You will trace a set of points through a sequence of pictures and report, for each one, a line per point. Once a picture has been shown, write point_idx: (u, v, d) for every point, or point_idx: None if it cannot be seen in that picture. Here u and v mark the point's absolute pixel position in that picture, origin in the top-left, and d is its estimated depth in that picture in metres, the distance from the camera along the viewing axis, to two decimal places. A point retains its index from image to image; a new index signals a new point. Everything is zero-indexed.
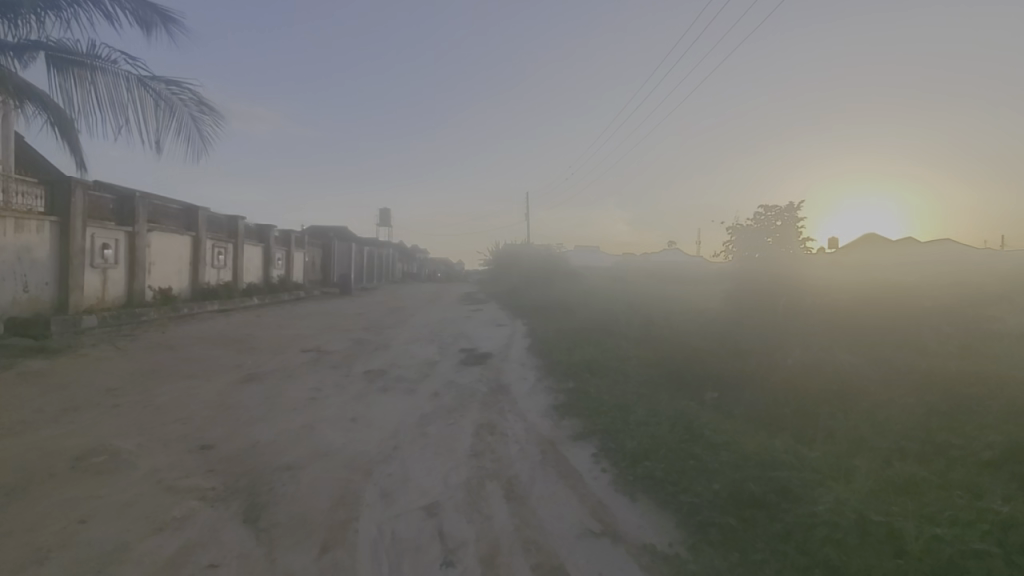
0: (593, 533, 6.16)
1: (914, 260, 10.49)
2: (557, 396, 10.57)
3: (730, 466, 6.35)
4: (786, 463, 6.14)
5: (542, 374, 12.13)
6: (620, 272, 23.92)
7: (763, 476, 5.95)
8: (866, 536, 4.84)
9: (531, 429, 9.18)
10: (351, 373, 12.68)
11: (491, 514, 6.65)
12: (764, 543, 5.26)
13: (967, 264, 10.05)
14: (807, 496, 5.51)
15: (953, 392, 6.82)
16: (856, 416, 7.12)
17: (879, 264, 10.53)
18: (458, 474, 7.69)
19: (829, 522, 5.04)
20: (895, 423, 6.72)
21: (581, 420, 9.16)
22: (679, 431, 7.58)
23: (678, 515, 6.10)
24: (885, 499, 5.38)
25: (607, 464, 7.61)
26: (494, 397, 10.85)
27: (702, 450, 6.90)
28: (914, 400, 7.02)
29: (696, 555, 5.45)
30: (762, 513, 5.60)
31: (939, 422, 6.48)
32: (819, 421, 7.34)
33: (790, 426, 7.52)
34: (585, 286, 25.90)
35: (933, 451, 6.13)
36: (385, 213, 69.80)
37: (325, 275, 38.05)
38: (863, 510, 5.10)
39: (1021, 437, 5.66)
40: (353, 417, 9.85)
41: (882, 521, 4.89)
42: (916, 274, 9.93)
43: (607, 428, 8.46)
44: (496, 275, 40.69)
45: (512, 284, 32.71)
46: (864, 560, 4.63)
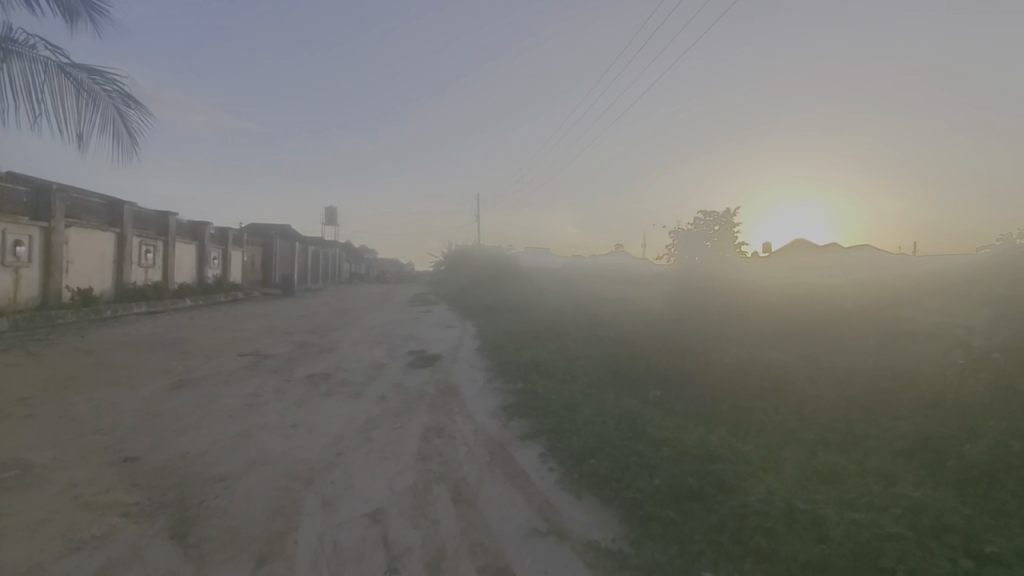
0: (539, 532, 6.21)
1: (838, 262, 11.27)
2: (507, 396, 10.58)
3: (670, 461, 6.55)
4: (721, 457, 6.42)
5: (491, 376, 12.11)
6: (569, 273, 24.28)
7: (701, 470, 6.18)
8: (793, 524, 5.14)
9: (480, 431, 9.16)
10: (292, 377, 12.17)
11: (437, 517, 6.58)
12: (701, 534, 5.48)
13: (883, 267, 10.90)
14: (740, 487, 5.79)
15: (872, 386, 7.37)
16: (785, 411, 7.60)
17: (806, 267, 11.26)
18: (404, 478, 7.55)
19: (760, 512, 5.33)
20: (819, 417, 7.20)
21: (529, 420, 9.22)
22: (624, 428, 7.76)
23: (621, 511, 6.24)
24: (810, 487, 5.74)
25: (553, 464, 7.70)
26: (443, 399, 10.75)
27: (644, 447, 7.09)
28: (836, 394, 7.56)
29: (637, 549, 5.63)
30: (699, 505, 5.82)
31: (858, 414, 7.03)
32: (751, 416, 7.76)
33: (725, 422, 7.92)
34: (535, 287, 26.09)
35: (853, 442, 6.62)
36: (331, 211, 67.70)
37: (265, 275, 36.40)
38: (791, 499, 5.41)
39: (929, 426, 6.20)
40: (294, 423, 9.46)
41: (807, 509, 5.20)
42: (839, 277, 10.68)
43: (554, 428, 8.54)
44: (447, 276, 40.36)
45: (463, 285, 32.49)
46: (790, 546, 4.93)
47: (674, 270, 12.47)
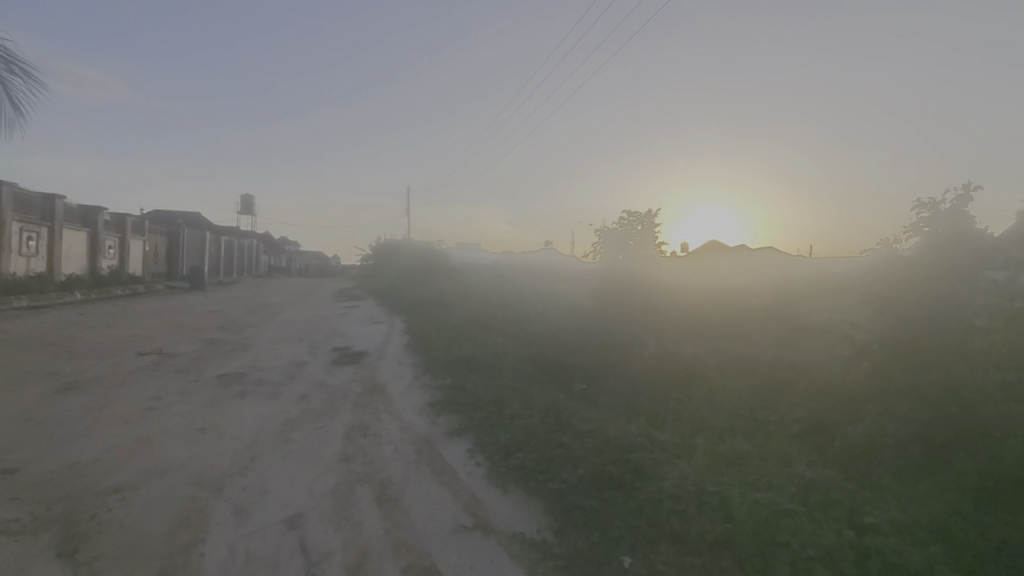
0: (465, 527, 6.21)
1: (745, 264, 12.24)
2: (435, 393, 10.45)
3: (592, 451, 6.75)
4: (639, 446, 6.73)
5: (418, 372, 11.91)
6: (499, 269, 24.41)
7: (621, 458, 6.45)
8: (702, 505, 5.49)
9: (406, 429, 8.98)
10: (201, 378, 11.26)
11: (360, 519, 6.40)
12: (620, 520, 5.72)
13: (781, 266, 12.04)
14: (657, 474, 6.13)
15: (773, 376, 8.08)
16: (697, 400, 8.15)
17: (717, 264, 12.12)
18: (324, 481, 7.25)
19: (674, 495, 5.66)
20: (727, 405, 7.79)
21: (457, 416, 9.16)
22: (549, 421, 7.92)
23: (546, 502, 6.37)
24: (717, 471, 6.18)
25: (481, 458, 7.71)
26: (368, 398, 10.42)
27: (569, 438, 7.26)
28: (742, 383, 8.24)
29: (561, 539, 5.79)
30: (619, 493, 6.07)
31: (760, 401, 7.71)
32: (668, 406, 8.22)
33: (644, 411, 8.34)
34: (465, 282, 25.94)
35: (755, 428, 7.22)
36: (246, 199, 63.17)
37: (170, 267, 33.35)
38: (701, 482, 5.79)
39: (819, 411, 6.90)
40: (202, 427, 8.79)
41: (715, 491, 5.58)
42: (745, 277, 11.67)
43: (482, 423, 8.56)
44: (374, 270, 39.15)
45: (391, 280, 31.67)
46: (700, 526, 5.28)
47: (598, 265, 12.90)
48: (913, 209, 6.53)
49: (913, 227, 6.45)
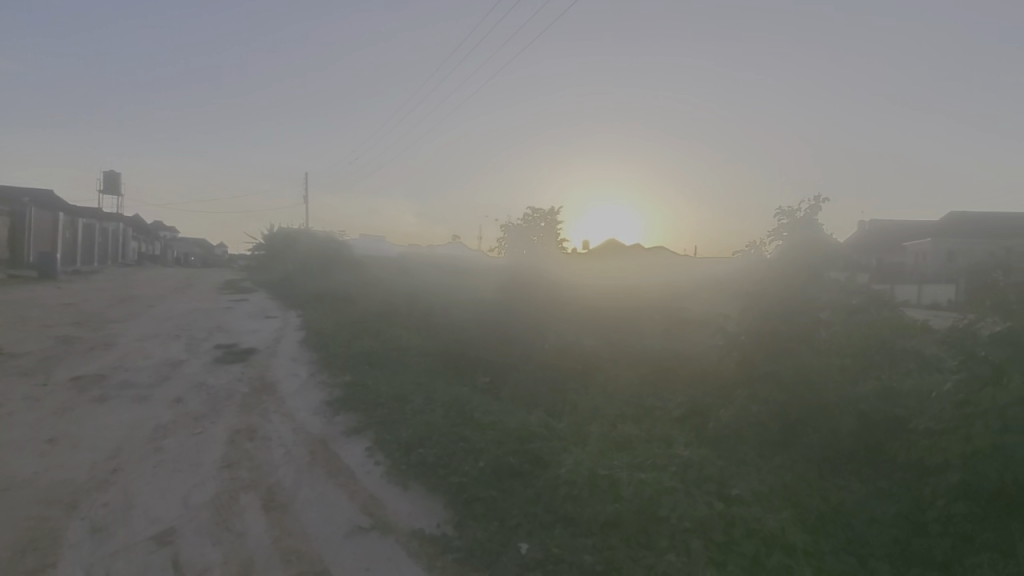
0: (361, 529, 6.02)
1: (640, 264, 13.11)
2: (333, 390, 9.96)
3: (493, 442, 6.86)
4: (539, 435, 6.96)
5: (315, 369, 11.28)
6: (405, 262, 23.81)
7: (520, 448, 6.63)
8: (594, 487, 5.80)
9: (300, 430, 8.47)
10: (50, 381, 9.76)
11: (243, 529, 5.96)
12: (519, 507, 5.88)
13: (671, 266, 13.04)
14: (554, 461, 6.39)
15: (660, 366, 8.78)
16: (594, 390, 8.63)
17: (613, 262, 12.85)
18: (203, 490, 6.65)
19: (568, 481, 5.93)
20: (620, 394, 8.34)
21: (356, 414, 8.82)
22: (452, 415, 7.91)
23: (446, 496, 6.36)
24: (609, 455, 6.56)
25: (380, 456, 7.48)
26: (257, 398, 9.68)
27: (471, 431, 7.31)
28: (633, 373, 8.87)
29: (461, 531, 5.82)
30: (518, 482, 6.24)
31: (648, 389, 8.36)
32: (566, 396, 8.61)
33: (544, 401, 8.64)
34: (368, 274, 24.92)
35: (644, 414, 7.81)
36: (112, 176, 55.47)
37: (10, 252, 28.39)
38: (593, 467, 6.12)
39: (698, 397, 7.66)
40: (51, 437, 7.65)
41: (605, 474, 5.92)
42: (639, 276, 12.52)
43: (382, 420, 8.31)
44: (268, 261, 36.34)
45: (287, 271, 29.59)
46: (592, 508, 5.58)
47: (503, 260, 13.11)
48: (775, 217, 7.35)
49: (775, 232, 7.26)
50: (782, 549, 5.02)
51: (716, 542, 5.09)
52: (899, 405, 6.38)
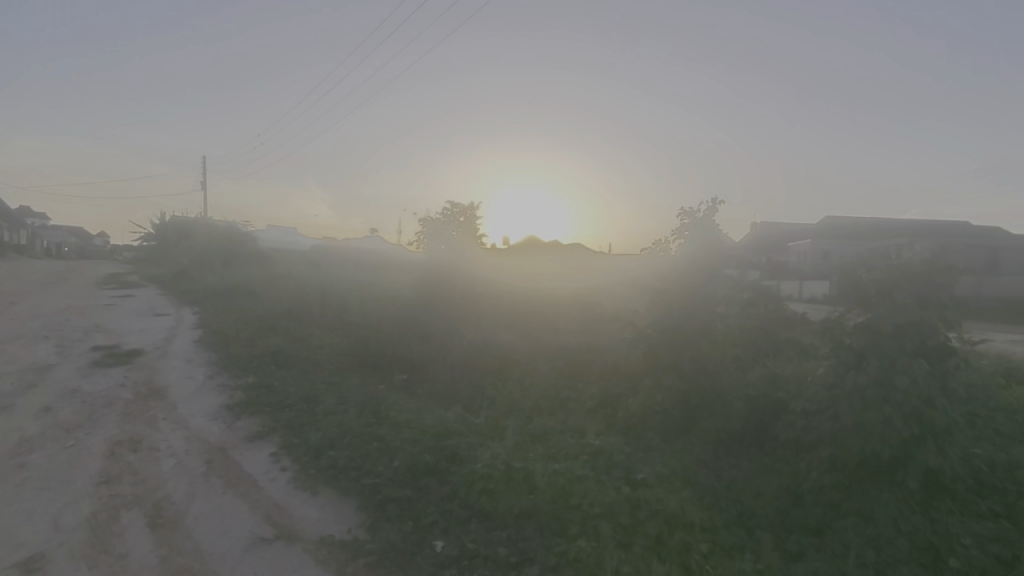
0: (264, 540, 5.65)
1: (558, 263, 13.48)
2: (234, 393, 9.24)
3: (409, 441, 6.74)
4: (456, 431, 6.92)
5: (213, 371, 10.40)
6: (318, 257, 22.66)
7: (437, 446, 6.56)
8: (510, 480, 5.87)
9: (195, 437, 7.77)
10: None
11: (125, 551, 5.37)
12: (434, 506, 5.82)
13: (586, 264, 13.53)
14: (470, 456, 6.39)
15: (573, 361, 9.10)
16: (510, 384, 8.75)
17: (532, 260, 13.13)
18: (76, 510, 5.91)
19: (485, 475, 5.96)
20: (536, 387, 8.53)
21: (260, 418, 8.25)
22: (366, 415, 7.65)
23: (359, 498, 6.14)
24: (524, 448, 6.69)
25: (286, 461, 7.07)
26: (143, 405, 8.75)
27: (386, 431, 7.13)
28: (548, 367, 9.11)
29: (373, 534, 5.64)
30: (434, 479, 6.17)
31: (562, 382, 8.63)
32: (483, 391, 8.65)
33: (461, 398, 8.62)
34: (276, 269, 23.42)
35: (558, 405, 8.05)
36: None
37: None
38: (509, 460, 6.20)
39: (609, 388, 8.03)
40: None
41: (521, 467, 6.02)
42: (556, 274, 12.88)
43: (289, 423, 7.85)
44: (159, 253, 32.91)
45: (182, 264, 26.97)
46: (508, 501, 5.63)
47: (421, 254, 12.86)
48: (677, 217, 7.83)
49: (678, 232, 7.73)
50: (681, 527, 5.37)
51: (624, 523, 5.34)
52: (781, 389, 7.11)
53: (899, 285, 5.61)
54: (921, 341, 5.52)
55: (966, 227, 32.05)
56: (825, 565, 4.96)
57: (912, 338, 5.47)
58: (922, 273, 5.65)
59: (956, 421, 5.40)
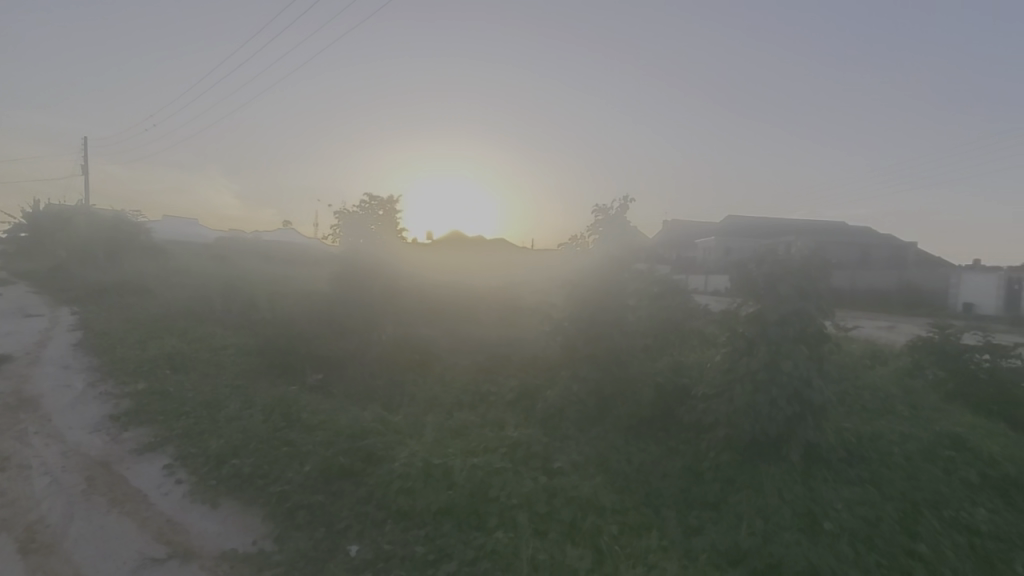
0: (156, 560, 5.16)
1: (480, 259, 13.48)
2: (121, 401, 8.34)
3: (322, 445, 6.44)
4: (372, 430, 6.72)
5: (95, 377, 9.31)
6: (223, 251, 20.98)
7: (352, 447, 6.33)
8: (428, 478, 5.79)
9: (73, 452, 6.93)
10: None
11: None
12: (348, 509, 5.61)
13: (509, 259, 13.64)
14: (387, 456, 6.23)
15: (494, 355, 9.15)
16: (431, 380, 8.64)
17: (454, 256, 13.03)
18: None
19: (402, 474, 5.83)
20: (456, 383, 8.48)
21: (153, 427, 7.51)
22: (275, 419, 7.21)
23: (266, 507, 5.78)
24: (443, 444, 6.63)
25: (183, 473, 6.50)
26: (7, 418, 7.65)
27: (297, 435, 6.77)
28: (469, 362, 9.10)
29: (282, 544, 5.33)
30: (349, 482, 5.96)
31: (483, 376, 8.65)
32: (403, 389, 8.46)
33: (379, 396, 8.37)
34: (174, 264, 21.39)
35: (479, 400, 8.06)
36: None
37: None
38: (427, 457, 6.11)
39: (528, 381, 8.17)
40: None
41: (439, 463, 5.95)
42: (478, 269, 12.87)
43: (187, 431, 7.21)
44: (27, 246, 28.83)
45: (57, 259, 23.82)
46: (426, 498, 5.55)
47: (337, 248, 12.30)
48: (592, 214, 8.06)
49: (593, 228, 7.96)
50: (594, 511, 5.57)
51: (541, 512, 5.46)
52: (685, 376, 7.61)
53: (784, 278, 6.16)
54: (802, 328, 6.10)
55: (843, 228, 36.04)
56: (720, 535, 5.32)
57: (794, 325, 6.04)
58: (803, 267, 6.22)
59: (829, 398, 6.07)
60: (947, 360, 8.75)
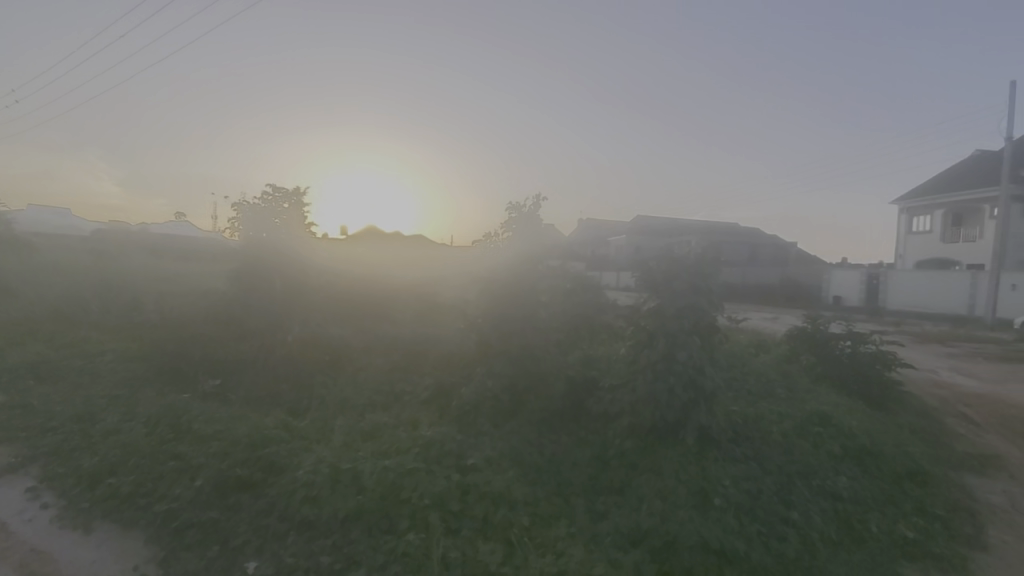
0: None
1: (396, 253, 13.11)
2: None
3: (217, 456, 5.97)
4: (274, 438, 6.33)
5: None
6: (102, 245, 18.71)
7: (252, 457, 5.93)
8: (336, 483, 5.58)
9: None
10: None
11: None
12: (247, 524, 5.25)
13: (427, 255, 13.39)
14: (291, 464, 5.90)
15: (409, 353, 8.96)
16: (341, 381, 8.28)
17: (368, 252, 12.58)
18: None
19: (306, 482, 5.56)
20: (369, 383, 8.21)
21: (10, 447, 6.56)
22: (162, 431, 6.57)
23: (149, 528, 5.26)
24: (353, 447, 6.40)
25: (48, 498, 5.74)
26: None
27: (188, 447, 6.22)
28: (383, 360, 8.84)
29: (169, 567, 4.88)
30: (247, 495, 5.57)
31: (398, 376, 8.44)
32: (311, 392, 8.04)
33: (285, 401, 7.91)
34: (38, 259, 18.73)
35: (392, 400, 7.87)
36: None
37: None
38: (335, 462, 5.86)
39: (443, 378, 8.11)
40: None
41: (348, 468, 5.74)
42: (394, 264, 12.51)
43: (53, 450, 6.38)
44: None
45: None
46: (333, 505, 5.33)
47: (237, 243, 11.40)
48: (507, 210, 8.11)
49: (507, 225, 8.02)
50: (507, 504, 5.66)
51: (453, 510, 5.44)
52: (594, 369, 7.93)
53: (680, 273, 6.60)
54: (697, 320, 6.58)
55: (738, 228, 39.41)
56: (623, 518, 5.62)
57: (689, 318, 6.50)
58: (697, 263, 6.68)
59: (719, 385, 6.62)
60: (818, 347, 9.87)
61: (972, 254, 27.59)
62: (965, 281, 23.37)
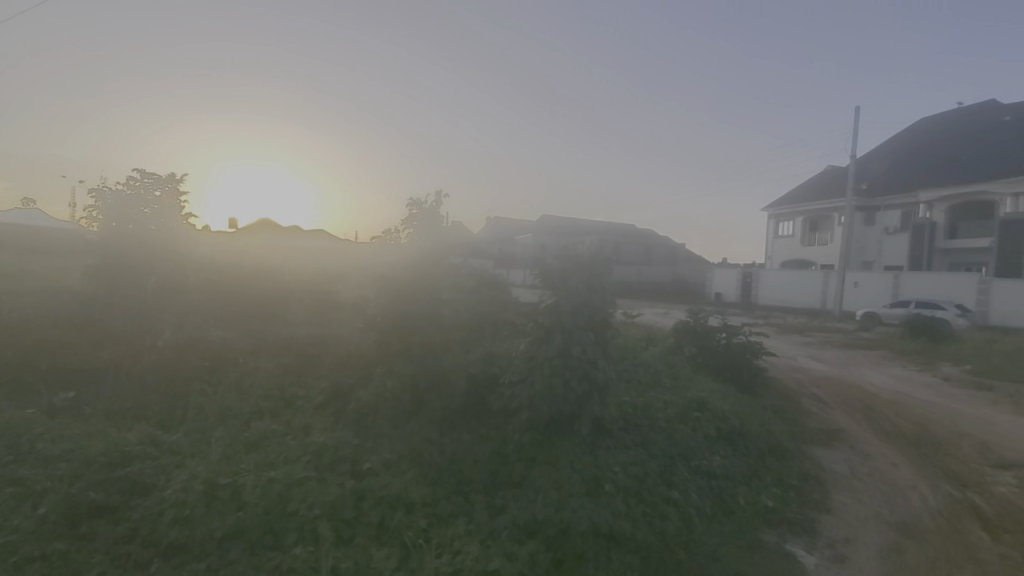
0: None
1: (290, 246, 12.21)
2: None
3: (66, 480, 5.22)
4: (139, 454, 5.66)
5: None
6: None
7: (110, 478, 5.25)
8: (212, 501, 5.11)
9: None
10: None
11: None
12: (102, 553, 4.64)
13: (325, 249, 12.60)
14: (158, 483, 5.31)
15: (304, 355, 8.42)
16: (223, 388, 7.58)
17: (259, 247, 11.63)
18: None
19: (177, 502, 5.03)
20: (256, 387, 7.61)
21: None
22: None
23: None
24: (235, 460, 5.92)
25: None
26: None
27: (27, 471, 5.36)
28: (274, 363, 8.22)
29: None
30: (103, 522, 4.93)
31: (289, 380, 7.90)
32: (187, 402, 7.28)
33: (155, 412, 7.09)
34: None
35: (283, 405, 7.38)
36: None
37: None
38: (212, 477, 5.37)
39: (340, 380, 7.73)
40: None
41: (226, 483, 5.28)
42: (289, 259, 11.63)
43: None
44: None
45: None
46: (208, 525, 4.87)
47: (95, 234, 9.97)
48: (407, 206, 7.86)
49: (408, 222, 7.78)
50: (404, 507, 5.54)
51: (345, 518, 5.22)
52: (496, 365, 8.03)
53: (575, 271, 6.86)
54: (591, 316, 6.89)
55: (635, 229, 42.01)
56: (520, 510, 5.75)
57: (584, 314, 6.79)
58: (591, 262, 6.96)
59: (611, 377, 7.00)
60: (701, 339, 10.79)
61: (825, 256, 31.82)
62: (818, 278, 27.10)
